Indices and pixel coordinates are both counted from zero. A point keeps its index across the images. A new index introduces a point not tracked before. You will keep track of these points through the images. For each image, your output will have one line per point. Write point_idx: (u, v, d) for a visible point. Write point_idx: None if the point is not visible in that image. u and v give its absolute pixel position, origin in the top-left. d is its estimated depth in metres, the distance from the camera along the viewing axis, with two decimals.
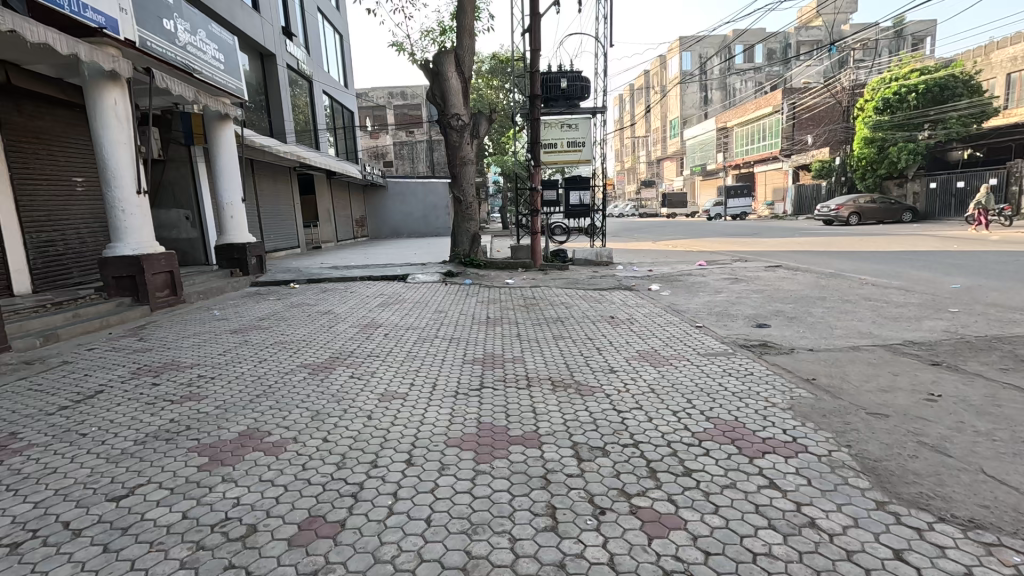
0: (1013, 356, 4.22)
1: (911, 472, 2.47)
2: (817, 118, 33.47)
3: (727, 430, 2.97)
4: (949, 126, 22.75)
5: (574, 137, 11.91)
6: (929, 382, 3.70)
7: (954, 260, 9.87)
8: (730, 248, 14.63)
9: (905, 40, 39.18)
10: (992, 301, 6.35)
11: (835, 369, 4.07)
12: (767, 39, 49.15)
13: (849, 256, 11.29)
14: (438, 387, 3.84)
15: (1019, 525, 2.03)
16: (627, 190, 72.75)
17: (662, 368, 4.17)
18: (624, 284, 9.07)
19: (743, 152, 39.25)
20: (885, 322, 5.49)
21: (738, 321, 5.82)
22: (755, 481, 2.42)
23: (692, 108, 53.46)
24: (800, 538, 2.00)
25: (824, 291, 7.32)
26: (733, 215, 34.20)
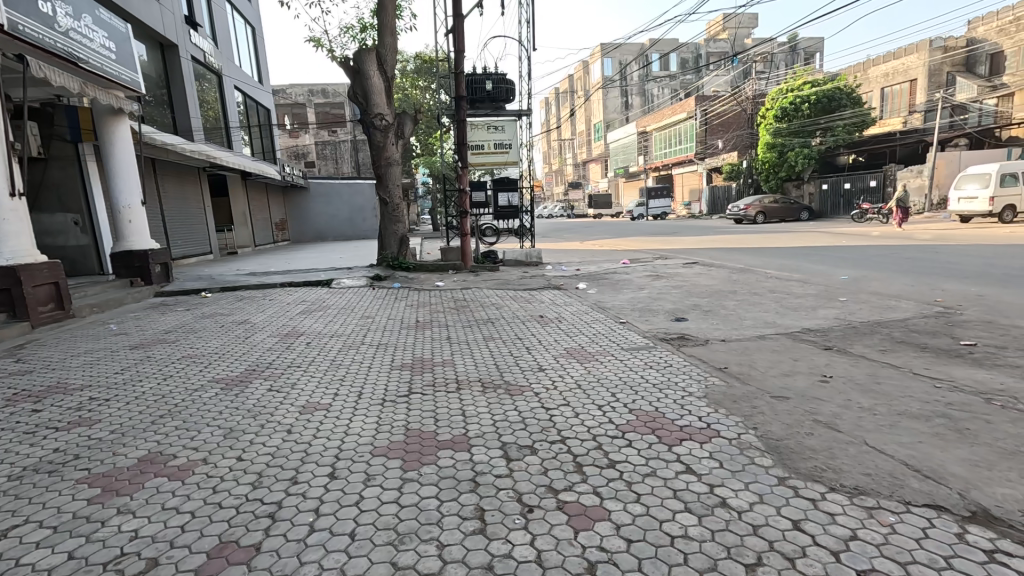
0: (889, 338, 4.77)
1: (808, 448, 2.71)
2: (726, 124, 35.96)
3: (648, 421, 3.11)
4: (837, 133, 25.36)
5: (501, 139, 11.99)
6: (823, 365, 4.09)
7: (844, 254, 10.95)
8: (651, 247, 15.36)
9: (799, 54, 42.98)
10: (873, 290, 7.14)
11: (744, 357, 4.39)
12: (680, 48, 52.14)
13: (756, 252, 12.22)
14: (365, 395, 3.72)
15: (894, 489, 2.30)
16: (555, 192, 74.39)
17: (589, 364, 4.30)
18: (553, 283, 9.27)
19: (662, 155, 41.37)
20: (786, 312, 5.99)
21: (659, 316, 6.13)
22: (673, 467, 2.56)
23: (614, 112, 55.60)
24: (713, 517, 2.14)
25: (734, 285, 7.90)
26: (654, 215, 35.91)
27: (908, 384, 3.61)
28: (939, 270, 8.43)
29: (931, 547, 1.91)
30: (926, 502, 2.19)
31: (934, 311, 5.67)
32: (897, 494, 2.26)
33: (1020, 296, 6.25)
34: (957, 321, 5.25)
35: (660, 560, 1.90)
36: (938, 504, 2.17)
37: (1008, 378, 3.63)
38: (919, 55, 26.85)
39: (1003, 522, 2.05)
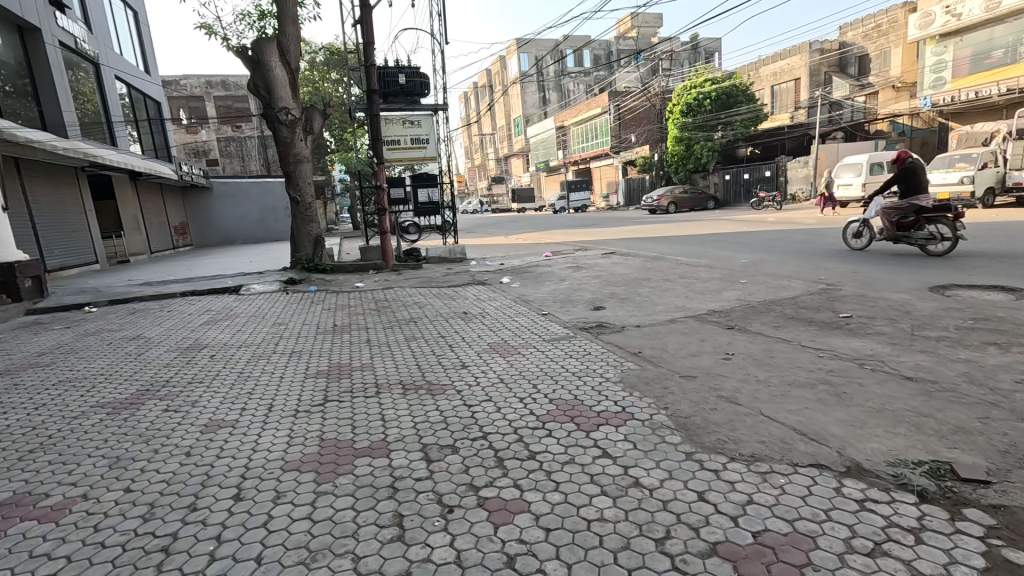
0: (782, 315, 5.23)
1: (712, 423, 2.89)
2: (638, 119, 37.61)
3: (567, 410, 3.18)
4: (735, 127, 27.32)
5: (417, 134, 11.81)
6: (726, 344, 4.41)
7: (742, 240, 11.87)
8: (571, 239, 15.78)
9: (700, 53, 45.79)
10: (769, 271, 7.79)
11: (657, 341, 4.63)
12: (592, 45, 53.74)
13: (669, 241, 12.91)
14: (276, 407, 3.51)
15: (784, 453, 2.51)
16: (477, 186, 74.23)
17: (510, 358, 4.32)
18: (477, 278, 9.25)
19: (580, 149, 42.55)
20: (694, 296, 6.38)
21: (579, 306, 6.31)
22: (590, 452, 2.64)
23: (532, 107, 56.34)
24: (627, 498, 2.22)
25: (649, 273, 8.31)
26: (575, 207, 36.88)
27: (798, 356, 3.97)
28: (823, 250, 9.34)
29: (815, 503, 2.11)
30: (811, 463, 2.42)
31: (818, 288, 6.28)
32: (786, 458, 2.47)
33: (887, 271, 7.08)
34: (837, 296, 5.86)
35: (577, 545, 1.95)
36: (820, 463, 2.41)
37: (876, 345, 4.11)
38: (801, 56, 29.51)
39: (871, 473, 2.31)
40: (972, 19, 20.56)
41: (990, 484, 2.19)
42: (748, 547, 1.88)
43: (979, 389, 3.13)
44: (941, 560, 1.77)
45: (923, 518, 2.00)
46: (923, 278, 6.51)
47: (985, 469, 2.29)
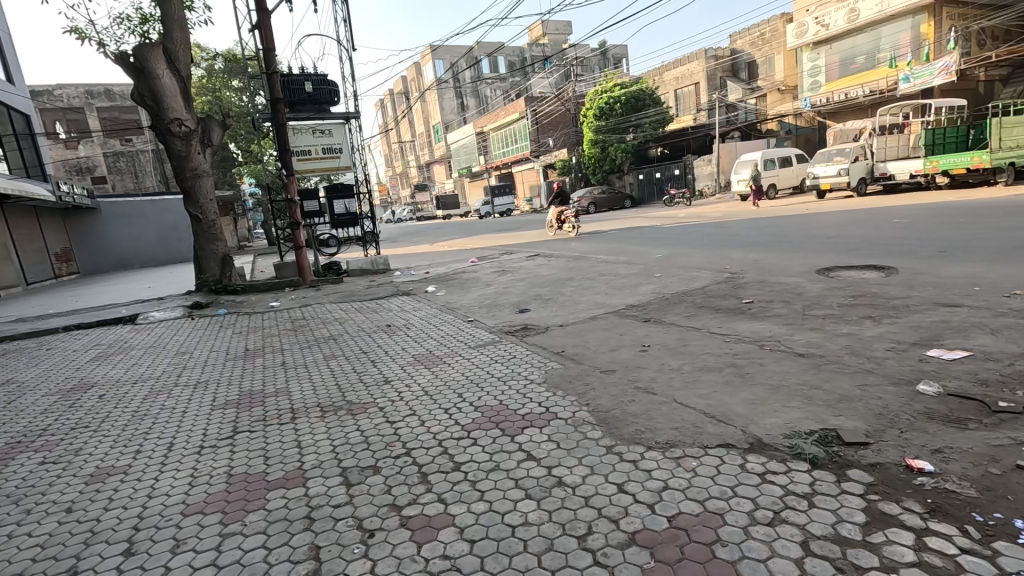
0: (693, 304, 5.57)
1: (631, 414, 3.00)
2: (555, 123, 38.61)
3: (493, 416, 3.17)
4: (645, 129, 28.79)
5: (329, 143, 11.33)
6: (643, 336, 4.62)
7: (648, 235, 12.72)
8: (497, 243, 15.88)
9: (608, 58, 47.82)
10: (680, 264, 8.28)
11: (579, 338, 4.75)
12: (506, 51, 54.50)
13: (590, 240, 13.35)
14: (177, 446, 3.20)
15: (695, 436, 2.66)
16: (400, 195, 72.87)
17: (436, 369, 4.25)
18: (402, 289, 9.05)
19: (501, 154, 43.04)
20: (614, 292, 6.63)
21: (505, 310, 6.35)
22: (515, 456, 2.64)
23: (451, 113, 56.20)
24: (550, 498, 2.25)
25: (571, 272, 8.56)
26: (500, 212, 37.16)
27: (707, 342, 4.23)
28: (727, 241, 10.07)
29: (723, 482, 2.24)
30: (720, 443, 2.57)
31: (724, 277, 6.74)
32: (698, 440, 2.61)
33: (782, 258, 7.75)
34: (740, 283, 6.32)
35: (502, 553, 1.93)
36: (726, 442, 2.57)
37: (774, 326, 4.47)
38: (698, 62, 31.66)
39: (771, 447, 2.49)
40: (837, 27, 22.98)
41: (869, 445, 2.43)
42: (664, 531, 1.96)
43: (858, 359, 3.50)
44: (831, 520, 1.94)
45: (815, 483, 2.18)
46: (811, 261, 7.19)
47: (864, 432, 2.55)
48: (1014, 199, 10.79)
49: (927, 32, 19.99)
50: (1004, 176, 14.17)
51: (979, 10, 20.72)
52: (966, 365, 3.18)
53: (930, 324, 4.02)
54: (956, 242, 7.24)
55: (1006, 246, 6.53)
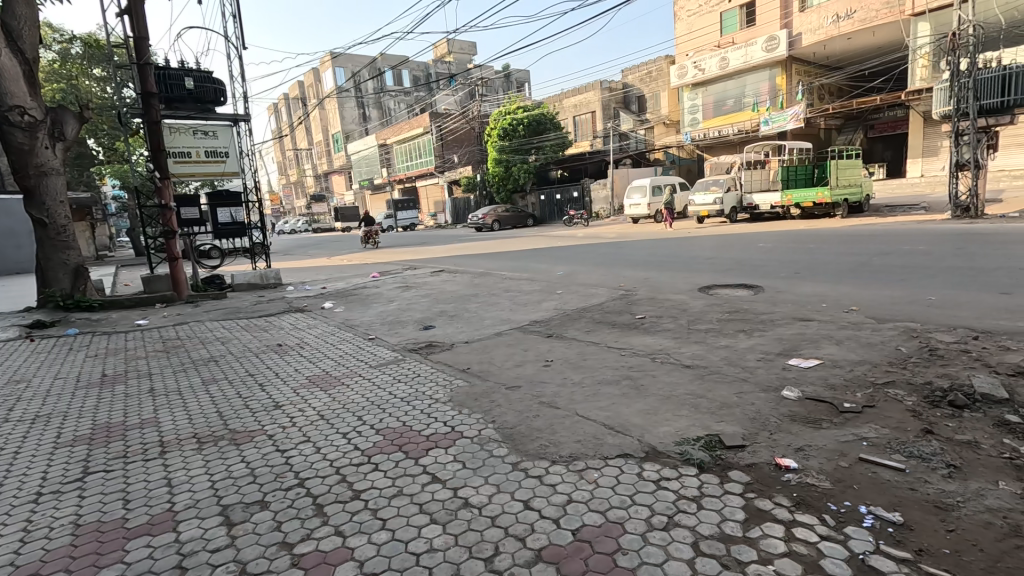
0: (592, 320, 5.84)
1: (535, 429, 3.04)
2: (460, 140, 38.91)
3: (395, 439, 3.04)
4: (547, 151, 29.97)
5: (213, 146, 10.37)
6: (546, 351, 4.74)
7: (549, 253, 13.17)
8: (399, 258, 15.51)
9: (511, 81, 49.41)
10: (579, 281, 8.68)
11: (484, 354, 4.75)
12: (410, 65, 54.01)
13: (494, 257, 13.53)
14: (4, 495, 2.66)
15: (596, 448, 2.75)
16: (295, 204, 68.64)
17: (332, 391, 3.99)
18: (296, 305, 8.47)
19: (404, 168, 42.39)
20: (518, 308, 6.75)
21: (408, 326, 6.18)
22: (419, 480, 2.55)
23: (352, 123, 54.08)
24: (456, 521, 2.19)
25: (475, 288, 8.59)
26: (404, 226, 36.42)
27: (605, 356, 4.45)
28: (620, 260, 10.76)
29: (622, 491, 2.34)
30: (618, 454, 2.69)
31: (619, 294, 7.16)
32: (598, 452, 2.71)
33: (669, 276, 8.43)
34: (633, 300, 6.76)
35: None
36: (624, 452, 2.70)
37: (664, 340, 4.82)
38: (595, 92, 33.79)
39: (664, 455, 2.66)
40: (712, 72, 25.77)
41: (745, 448, 2.68)
42: (569, 545, 1.99)
43: (734, 368, 3.88)
44: (716, 520, 2.10)
45: (702, 486, 2.35)
46: (693, 280, 7.90)
47: (741, 435, 2.81)
48: (847, 229, 12.81)
49: (782, 84, 23.38)
50: (840, 210, 16.74)
51: (819, 69, 24.53)
52: (818, 372, 3.67)
53: (790, 336, 4.58)
54: (807, 264, 8.37)
55: (843, 268, 7.68)
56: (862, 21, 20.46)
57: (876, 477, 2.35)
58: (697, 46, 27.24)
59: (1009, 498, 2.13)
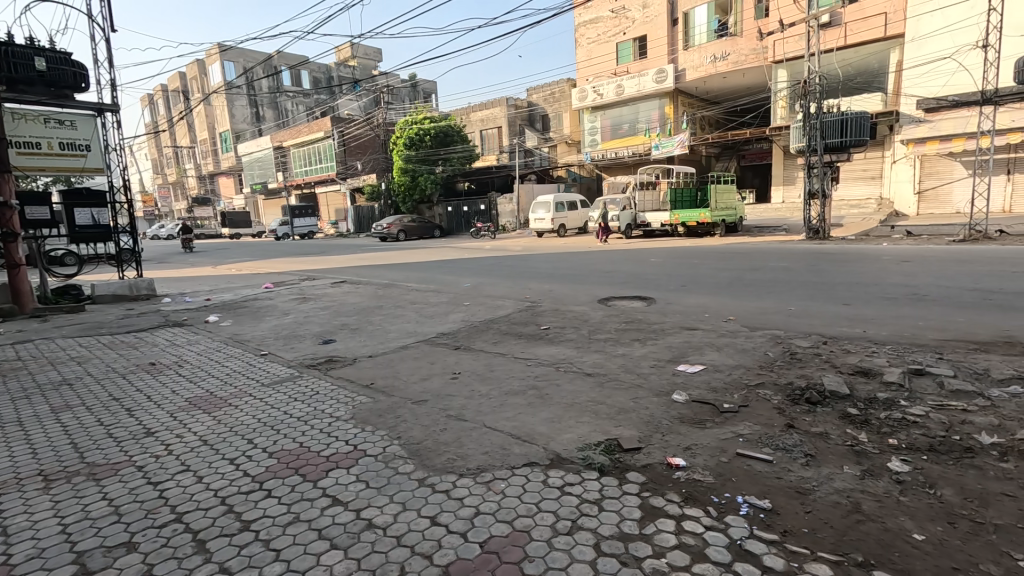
0: (498, 331, 5.91)
1: (442, 443, 3.00)
2: (364, 147, 37.76)
3: (291, 461, 2.84)
4: (453, 162, 30.04)
5: (71, 138, 9.08)
6: (453, 363, 4.72)
7: (456, 266, 13.15)
8: (296, 268, 14.57)
9: (417, 91, 48.86)
10: (486, 293, 8.76)
11: (389, 369, 4.61)
12: (310, 66, 51.34)
13: (399, 268, 13.21)
14: None
15: (503, 458, 2.78)
16: (173, 207, 61.92)
17: (217, 413, 3.63)
18: (173, 319, 7.60)
19: (303, 173, 40.11)
20: (424, 320, 6.64)
21: (305, 341, 5.82)
22: (317, 504, 2.40)
23: (244, 122, 49.40)
24: (359, 544, 2.10)
25: (379, 300, 8.33)
26: (301, 234, 34.34)
27: (511, 366, 4.53)
28: (526, 273, 11.02)
29: (528, 499, 2.38)
30: (525, 462, 2.74)
31: (525, 306, 7.34)
32: (505, 462, 2.74)
33: (570, 288, 8.82)
34: (538, 311, 6.96)
35: None
36: (531, 461, 2.76)
37: (567, 350, 5.02)
38: (500, 108, 34.51)
39: (567, 461, 2.75)
40: (609, 98, 27.51)
41: (641, 450, 2.87)
42: (477, 558, 1.99)
43: (630, 375, 4.13)
44: (615, 520, 2.22)
45: (603, 489, 2.47)
46: (593, 292, 8.34)
47: (637, 438, 3.00)
48: (723, 247, 14.26)
49: (669, 113, 25.64)
50: (719, 229, 18.61)
51: (700, 102, 27.30)
52: (702, 376, 4.04)
53: (679, 344, 5.00)
54: (691, 279, 9.21)
55: (721, 282, 8.57)
56: (734, 63, 23.17)
57: (750, 469, 2.63)
58: (596, 72, 28.98)
59: (852, 480, 2.50)
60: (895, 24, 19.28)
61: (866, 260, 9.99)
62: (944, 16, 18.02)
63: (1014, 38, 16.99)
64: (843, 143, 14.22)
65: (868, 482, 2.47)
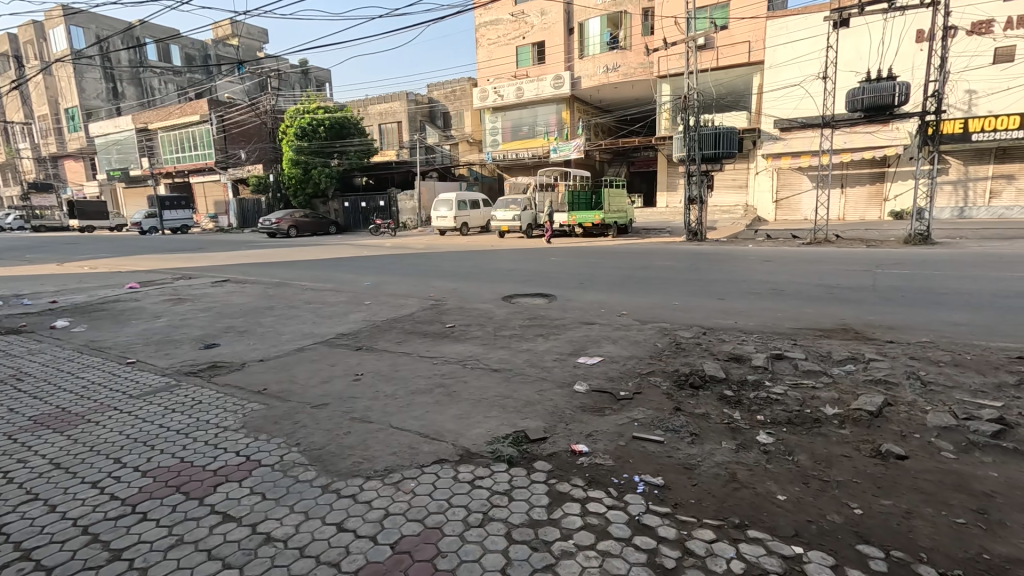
0: (403, 330, 5.77)
1: (347, 448, 2.87)
2: (248, 135, 34.74)
3: (171, 479, 2.54)
4: (351, 157, 28.71)
5: None
6: (355, 365, 4.53)
7: (355, 263, 12.59)
8: (167, 266, 13.01)
9: (309, 79, 45.85)
10: (389, 291, 8.52)
11: (285, 373, 4.31)
12: (181, 41, 46.07)
13: (291, 265, 12.37)
14: None
15: (412, 458, 2.74)
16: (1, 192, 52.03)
17: (74, 432, 3.14)
18: (9, 325, 6.43)
19: (174, 160, 35.89)
20: (322, 321, 6.29)
21: (183, 346, 5.23)
22: (205, 523, 2.18)
23: (97, 99, 42.85)
24: (257, 561, 1.95)
25: (269, 300, 7.73)
26: (172, 228, 30.76)
27: (417, 365, 4.46)
28: (429, 271, 10.86)
29: (438, 496, 2.37)
30: (434, 460, 2.72)
31: (430, 304, 7.26)
32: (414, 461, 2.70)
33: (474, 286, 8.87)
34: (443, 309, 6.91)
35: None
36: (440, 458, 2.74)
37: (473, 347, 5.05)
38: (400, 103, 33.57)
39: (477, 455, 2.78)
40: (510, 100, 27.97)
41: (547, 439, 2.98)
42: (387, 560, 1.94)
43: (534, 369, 4.27)
44: (525, 509, 2.29)
45: (512, 479, 2.53)
46: (498, 290, 8.45)
47: (543, 429, 3.11)
48: (616, 248, 15.18)
49: (566, 118, 26.78)
50: (612, 231, 19.77)
51: (593, 110, 28.82)
52: (601, 367, 4.29)
53: (579, 338, 5.26)
54: (590, 276, 9.69)
55: (616, 280, 9.14)
56: (625, 74, 24.75)
57: (645, 450, 2.85)
58: (496, 73, 29.33)
59: (729, 453, 2.81)
60: (757, 52, 21.80)
61: (736, 260, 11.23)
62: (795, 48, 20.87)
63: (846, 73, 20.08)
64: (717, 154, 15.79)
65: (742, 454, 2.80)
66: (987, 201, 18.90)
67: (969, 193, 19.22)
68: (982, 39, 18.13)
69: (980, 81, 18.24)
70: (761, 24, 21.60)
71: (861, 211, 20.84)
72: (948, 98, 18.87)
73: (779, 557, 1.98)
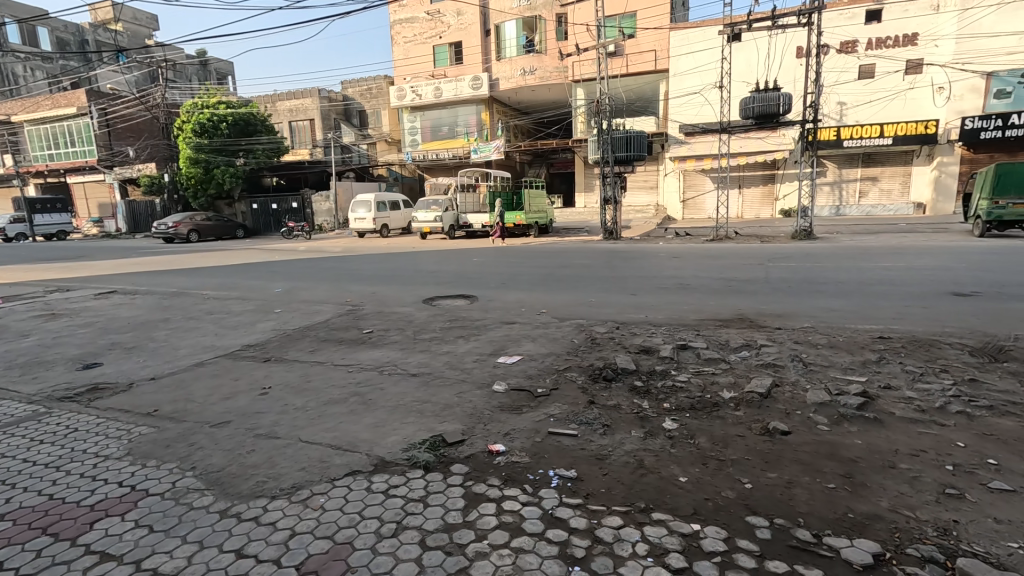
0: (316, 338, 5.50)
1: (250, 467, 2.69)
2: (136, 130, 31.45)
3: (36, 521, 2.24)
4: (258, 156, 26.89)
5: None
6: (262, 377, 4.25)
7: (265, 268, 11.82)
8: (39, 277, 11.45)
9: (208, 71, 42.42)
10: (302, 298, 8.07)
11: (180, 391, 3.95)
12: (51, 23, 40.77)
13: (191, 273, 11.36)
14: None
15: (322, 472, 2.62)
16: None
17: None
18: None
19: (45, 157, 31.66)
20: (225, 332, 5.83)
21: (55, 368, 4.62)
22: (79, 566, 1.95)
23: None
24: None
25: (164, 312, 7.04)
26: (45, 234, 27.07)
27: (330, 375, 4.26)
28: (346, 275, 10.44)
29: (350, 509, 2.29)
30: (346, 473, 2.62)
31: (346, 310, 6.97)
32: (325, 475, 2.58)
33: (394, 290, 8.65)
34: (360, 314, 6.67)
35: None
36: (353, 469, 2.65)
37: (391, 352, 4.92)
38: (312, 99, 32.05)
39: (392, 464, 2.72)
40: (428, 99, 27.63)
41: (464, 442, 2.97)
42: None
43: (454, 372, 4.24)
44: (440, 514, 2.27)
45: (428, 485, 2.50)
46: (418, 293, 8.29)
47: (461, 431, 3.10)
48: (537, 247, 15.47)
49: (486, 119, 26.91)
50: (533, 231, 20.16)
51: (512, 111, 29.20)
52: (520, 365, 4.35)
53: (499, 338, 5.30)
54: (511, 276, 9.78)
55: (536, 279, 9.31)
56: (541, 78, 25.29)
57: (559, 445, 2.93)
58: (413, 72, 28.80)
59: (637, 441, 2.97)
60: (662, 60, 23.21)
61: (648, 257, 11.84)
62: (695, 58, 22.37)
63: (739, 83, 21.91)
64: (628, 156, 16.58)
65: (650, 442, 2.96)
66: (858, 200, 21.44)
67: (843, 193, 21.70)
68: (849, 57, 20.46)
69: (849, 94, 20.64)
70: (664, 34, 22.99)
71: (756, 210, 22.83)
72: (823, 108, 21.18)
73: (679, 536, 2.11)
